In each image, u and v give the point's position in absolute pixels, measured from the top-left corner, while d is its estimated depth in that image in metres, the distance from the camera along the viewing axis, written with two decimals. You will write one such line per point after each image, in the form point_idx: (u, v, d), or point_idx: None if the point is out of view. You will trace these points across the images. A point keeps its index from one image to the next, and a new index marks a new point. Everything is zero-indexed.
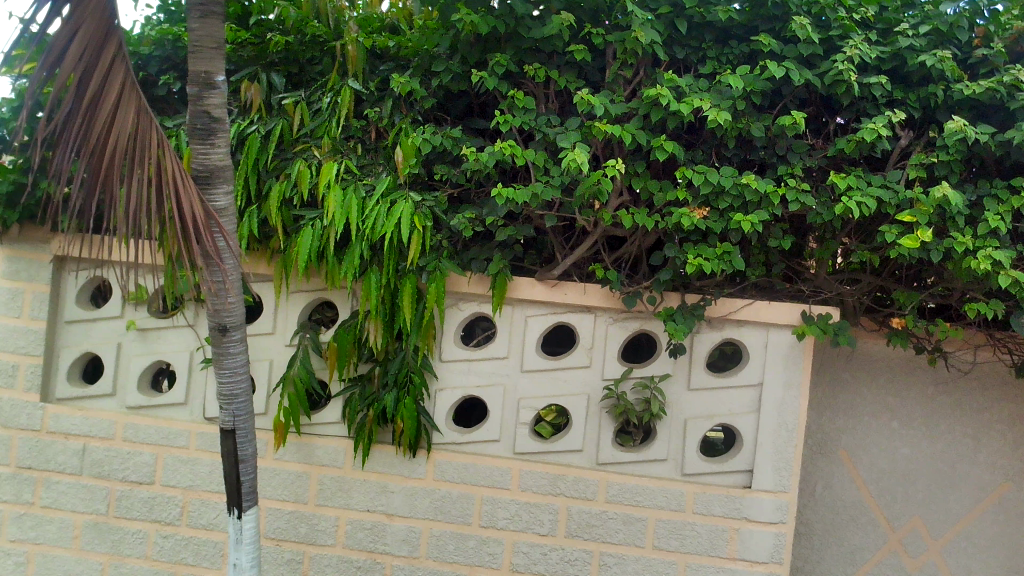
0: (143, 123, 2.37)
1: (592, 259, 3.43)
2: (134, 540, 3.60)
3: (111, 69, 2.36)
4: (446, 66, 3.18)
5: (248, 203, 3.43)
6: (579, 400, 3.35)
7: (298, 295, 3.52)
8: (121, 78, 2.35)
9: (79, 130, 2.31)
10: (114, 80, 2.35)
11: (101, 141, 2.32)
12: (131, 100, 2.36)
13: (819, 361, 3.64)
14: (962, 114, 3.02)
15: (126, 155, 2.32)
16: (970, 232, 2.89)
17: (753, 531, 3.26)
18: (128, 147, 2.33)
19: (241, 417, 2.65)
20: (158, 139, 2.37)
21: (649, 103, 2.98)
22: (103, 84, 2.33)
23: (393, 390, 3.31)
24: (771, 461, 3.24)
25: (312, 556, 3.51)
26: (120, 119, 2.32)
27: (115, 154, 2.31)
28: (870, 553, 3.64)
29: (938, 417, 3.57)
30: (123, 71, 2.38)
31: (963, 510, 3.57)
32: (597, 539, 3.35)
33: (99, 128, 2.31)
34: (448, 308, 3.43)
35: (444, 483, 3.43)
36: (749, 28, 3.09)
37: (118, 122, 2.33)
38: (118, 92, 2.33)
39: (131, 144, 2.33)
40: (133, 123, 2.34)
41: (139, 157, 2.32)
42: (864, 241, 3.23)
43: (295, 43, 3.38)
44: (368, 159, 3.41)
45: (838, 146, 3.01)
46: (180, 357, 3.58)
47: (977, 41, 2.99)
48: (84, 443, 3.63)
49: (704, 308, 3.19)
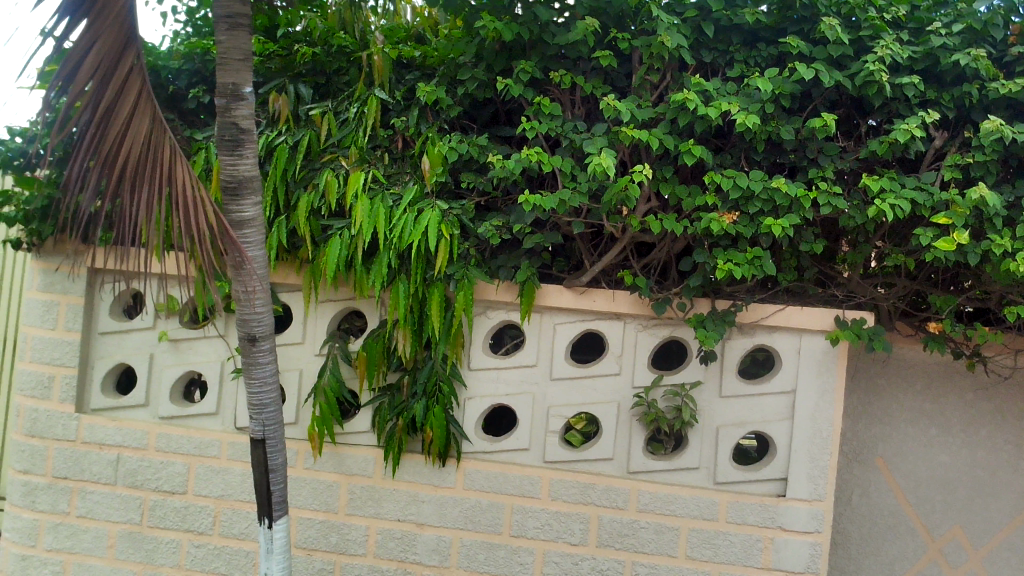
0: (155, 134, 2.43)
1: (620, 265, 3.41)
2: (168, 549, 3.63)
3: (127, 80, 2.40)
4: (471, 74, 3.19)
5: (277, 213, 3.46)
6: (609, 408, 3.32)
7: (327, 304, 3.53)
8: (135, 90, 2.39)
9: (91, 142, 2.36)
10: (128, 93, 2.39)
11: (114, 152, 2.38)
12: (145, 111, 2.42)
13: (853, 367, 3.57)
14: (998, 113, 2.96)
15: (136, 166, 2.37)
16: (1008, 234, 2.82)
17: (788, 540, 3.20)
18: (141, 158, 2.38)
19: (270, 427, 2.66)
20: (169, 150, 2.42)
21: (676, 108, 2.95)
22: (118, 96, 2.38)
23: (423, 399, 3.31)
24: (806, 469, 3.18)
25: (342, 565, 3.51)
26: (132, 130, 2.38)
27: (126, 165, 2.36)
28: (909, 563, 3.56)
29: (978, 423, 3.49)
30: (139, 83, 2.43)
31: (1006, 519, 3.48)
32: (629, 549, 3.31)
33: (111, 140, 2.37)
34: (476, 316, 3.42)
35: (474, 492, 3.41)
36: (777, 30, 3.06)
37: (130, 133, 2.38)
38: (133, 103, 2.39)
39: (142, 155, 2.38)
40: (146, 134, 2.40)
41: (150, 168, 2.38)
42: (899, 244, 3.17)
43: (321, 55, 3.41)
44: (394, 168, 3.42)
45: (870, 148, 2.96)
46: (212, 367, 3.61)
47: (1012, 38, 2.92)
48: (118, 453, 3.67)
49: (735, 314, 3.15)
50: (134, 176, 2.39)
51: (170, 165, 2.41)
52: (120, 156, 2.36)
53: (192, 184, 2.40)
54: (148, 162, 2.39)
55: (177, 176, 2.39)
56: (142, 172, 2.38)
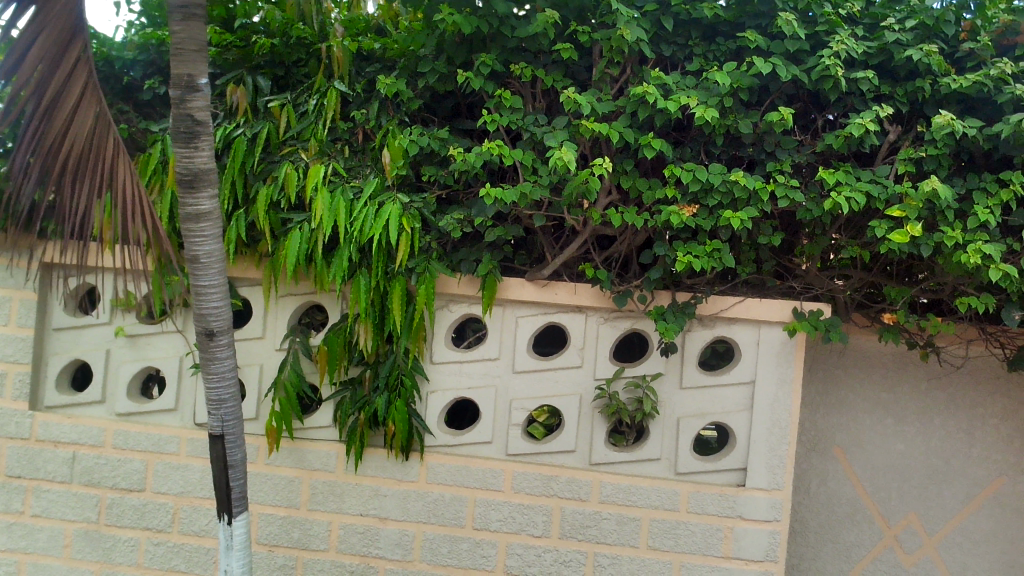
0: (99, 126, 2.45)
1: (582, 258, 3.42)
2: (126, 548, 3.58)
3: (73, 72, 2.39)
4: (431, 67, 3.18)
5: (236, 206, 3.42)
6: (571, 401, 3.34)
7: (287, 298, 3.49)
8: (82, 82, 2.40)
9: (33, 133, 2.36)
10: (75, 84, 2.39)
11: (57, 143, 2.38)
12: (91, 103, 2.42)
13: (811, 358, 3.63)
14: (950, 108, 3.02)
15: (80, 160, 2.40)
16: (959, 226, 2.88)
17: (747, 529, 3.24)
18: (84, 151, 2.41)
19: (229, 422, 2.63)
20: (113, 146, 2.46)
21: (636, 101, 2.97)
22: (64, 87, 2.37)
23: (385, 393, 3.29)
24: (765, 459, 3.22)
25: (305, 561, 3.49)
26: (77, 124, 2.39)
27: (70, 158, 2.39)
28: (865, 550, 3.62)
29: (932, 412, 3.56)
30: (86, 74, 2.42)
31: (959, 506, 3.56)
32: (591, 540, 3.33)
33: (56, 132, 2.38)
34: (438, 309, 3.41)
35: (437, 485, 3.41)
36: (735, 24, 3.08)
37: (75, 126, 2.39)
38: (78, 98, 2.39)
39: (86, 150, 2.41)
40: (90, 128, 2.42)
41: (93, 163, 2.43)
42: (855, 236, 3.22)
43: (280, 46, 3.37)
44: (354, 161, 3.39)
45: (826, 142, 3.00)
46: (170, 363, 3.56)
47: (964, 35, 2.98)
48: (73, 451, 3.61)
49: (695, 306, 3.18)
50: (76, 169, 2.41)
51: (112, 159, 2.45)
52: (63, 150, 2.38)
53: (134, 182, 2.48)
54: (91, 156, 2.42)
55: (120, 174, 2.44)
56: (84, 165, 2.41)
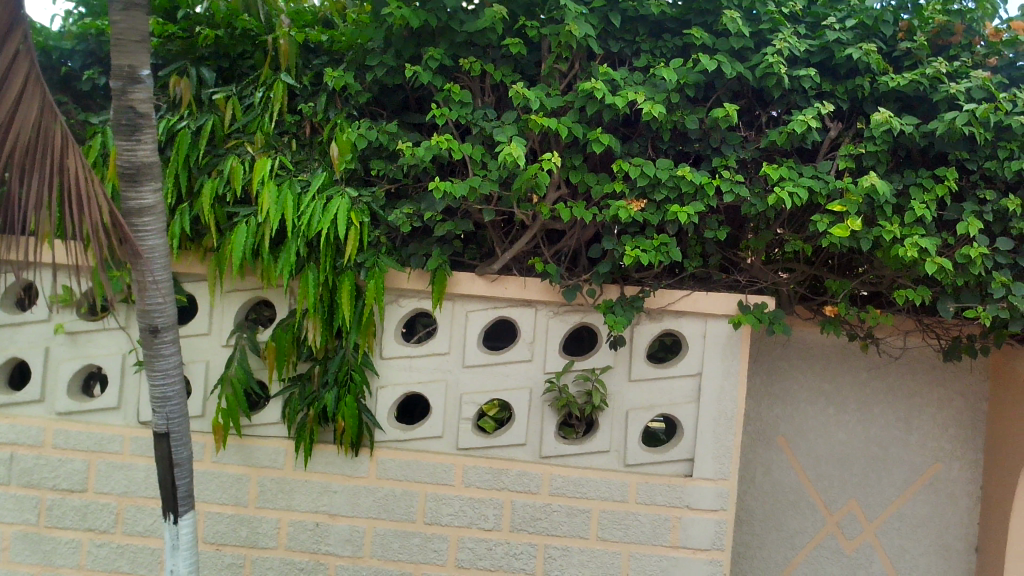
0: (45, 118, 2.34)
1: (531, 253, 3.44)
2: (67, 550, 3.50)
3: (13, 64, 2.31)
4: (380, 60, 3.16)
5: (180, 200, 3.36)
6: (521, 394, 3.35)
7: (233, 294, 3.45)
8: (21, 74, 2.31)
9: None
10: (14, 77, 2.31)
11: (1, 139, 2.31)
12: (33, 96, 2.34)
13: (756, 350, 3.70)
14: (888, 106, 3.10)
15: (26, 155, 2.31)
16: (897, 221, 2.97)
17: (694, 519, 3.30)
18: (29, 145, 2.31)
19: (174, 420, 2.59)
20: (61, 137, 2.34)
21: (584, 96, 2.99)
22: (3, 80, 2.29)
23: (334, 389, 3.27)
24: (711, 450, 3.28)
25: (253, 559, 3.45)
26: (18, 118, 2.30)
27: (15, 153, 2.30)
28: (808, 537, 3.71)
29: (871, 401, 3.67)
30: (27, 66, 2.34)
31: (897, 492, 3.68)
32: (542, 532, 3.35)
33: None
34: (388, 304, 3.40)
35: (388, 481, 3.40)
36: (681, 21, 3.12)
37: (17, 120, 2.30)
38: (18, 91, 2.30)
39: (31, 143, 2.31)
40: (34, 121, 2.32)
41: (39, 157, 2.31)
42: (797, 231, 3.29)
43: (224, 37, 3.32)
44: (302, 155, 3.36)
45: (770, 138, 3.05)
46: (112, 360, 3.48)
47: (901, 34, 3.06)
48: (11, 452, 3.53)
49: (643, 300, 3.22)
50: (23, 163, 2.31)
51: (60, 152, 2.32)
52: (6, 148, 2.29)
53: (85, 172, 2.32)
54: (37, 150, 2.31)
55: (67, 163, 2.29)
56: (30, 159, 2.31)
